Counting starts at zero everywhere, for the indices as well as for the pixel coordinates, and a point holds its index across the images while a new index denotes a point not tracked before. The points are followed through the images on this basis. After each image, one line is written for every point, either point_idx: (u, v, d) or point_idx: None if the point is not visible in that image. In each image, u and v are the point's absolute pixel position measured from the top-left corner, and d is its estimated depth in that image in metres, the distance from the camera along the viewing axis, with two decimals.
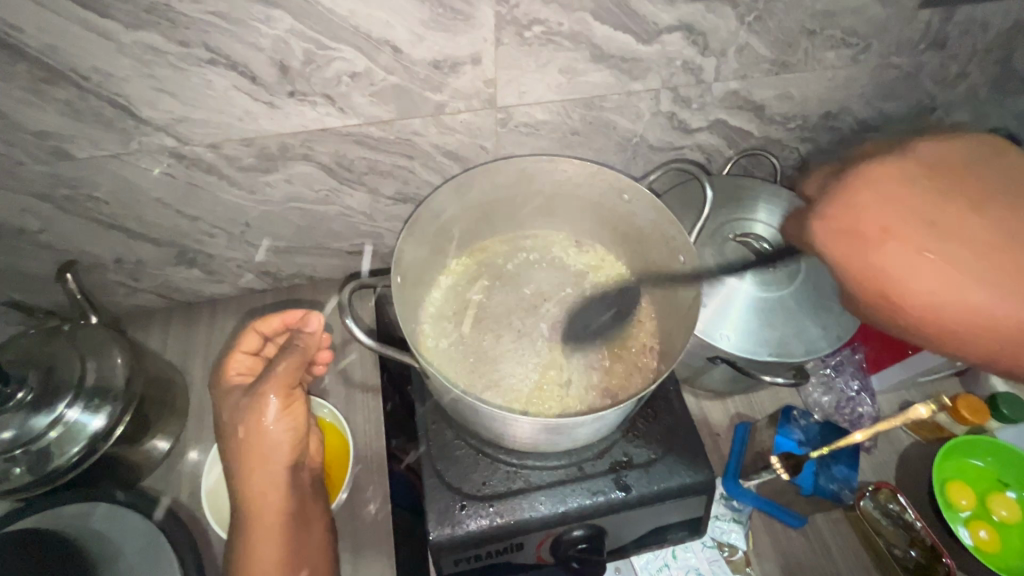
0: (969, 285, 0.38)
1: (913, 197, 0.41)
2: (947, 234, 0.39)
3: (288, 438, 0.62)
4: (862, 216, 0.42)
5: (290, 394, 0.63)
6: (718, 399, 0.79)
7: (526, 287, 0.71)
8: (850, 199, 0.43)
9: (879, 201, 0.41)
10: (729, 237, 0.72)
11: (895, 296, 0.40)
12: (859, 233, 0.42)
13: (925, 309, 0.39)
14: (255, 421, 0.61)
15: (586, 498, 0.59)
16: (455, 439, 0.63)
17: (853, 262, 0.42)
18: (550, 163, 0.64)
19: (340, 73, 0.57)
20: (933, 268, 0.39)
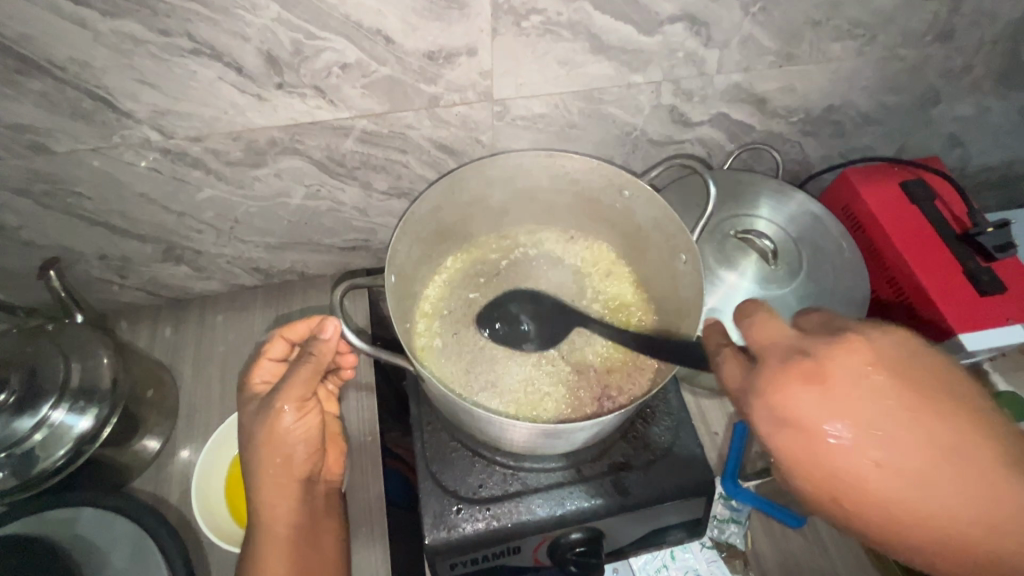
0: (929, 497, 0.36)
1: (870, 408, 0.38)
2: (905, 483, 0.36)
3: (301, 452, 0.58)
4: (816, 429, 0.38)
5: (307, 405, 0.58)
6: (717, 397, 0.78)
7: (525, 285, 0.70)
8: (791, 396, 0.39)
9: (837, 425, 0.38)
10: (730, 234, 0.71)
11: (864, 494, 0.37)
12: (809, 438, 0.38)
13: (873, 505, 0.38)
14: (268, 434, 0.57)
15: (584, 501, 0.58)
16: (450, 441, 0.62)
17: (805, 466, 0.39)
18: (549, 158, 0.62)
19: (331, 65, 0.54)
20: (895, 486, 0.37)
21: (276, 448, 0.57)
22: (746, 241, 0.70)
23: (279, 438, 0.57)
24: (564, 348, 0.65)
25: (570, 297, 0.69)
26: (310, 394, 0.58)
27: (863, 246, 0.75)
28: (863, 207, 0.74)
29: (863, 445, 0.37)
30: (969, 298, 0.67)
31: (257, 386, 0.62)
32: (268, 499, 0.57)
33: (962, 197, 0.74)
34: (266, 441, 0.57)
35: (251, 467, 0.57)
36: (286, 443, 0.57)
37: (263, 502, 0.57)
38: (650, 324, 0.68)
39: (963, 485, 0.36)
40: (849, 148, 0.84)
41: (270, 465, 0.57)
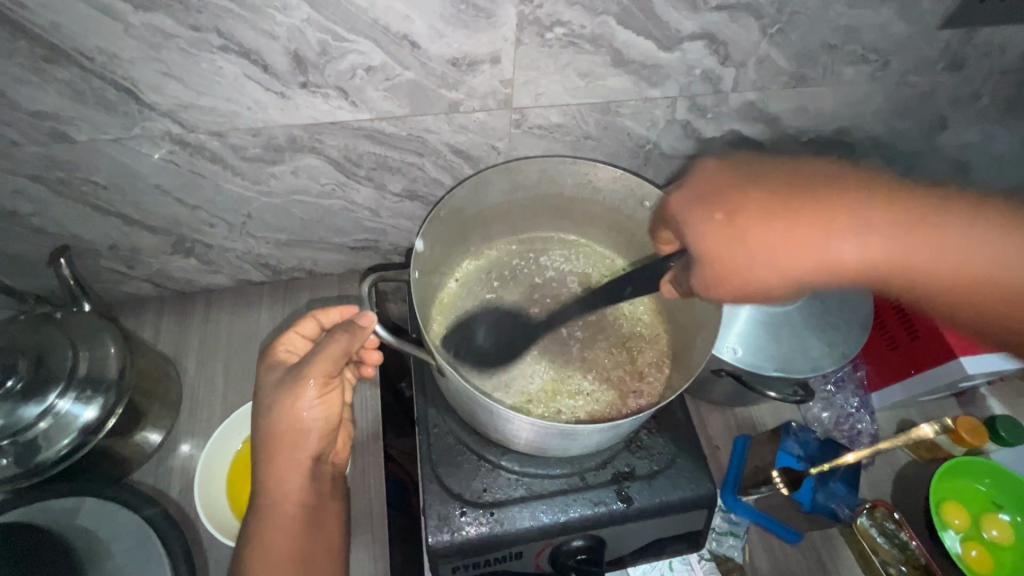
0: (855, 249, 0.48)
1: (865, 222, 0.48)
2: (891, 224, 0.48)
3: (318, 430, 0.57)
4: (832, 251, 0.48)
5: (330, 383, 0.57)
6: (718, 410, 0.79)
7: (539, 290, 0.70)
8: (713, 186, 0.53)
9: (787, 223, 0.49)
10: None
11: (857, 270, 0.49)
12: (735, 220, 0.50)
13: (957, 285, 0.48)
14: (287, 408, 0.56)
15: (587, 508, 0.59)
16: (456, 444, 0.62)
17: (796, 264, 0.49)
18: (574, 166, 0.62)
19: (355, 66, 0.55)
20: (815, 243, 0.48)
21: (293, 423, 0.56)
22: None
23: (297, 411, 0.56)
24: (581, 356, 0.65)
25: (586, 307, 0.69)
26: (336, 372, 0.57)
27: None
28: None
29: (882, 240, 0.48)
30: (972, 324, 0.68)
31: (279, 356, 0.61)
32: (281, 472, 0.56)
33: None
34: (286, 412, 0.56)
35: (264, 438, 0.57)
36: (304, 417, 0.56)
37: (274, 482, 0.56)
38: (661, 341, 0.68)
39: (920, 247, 0.48)
40: None
41: (283, 440, 0.56)
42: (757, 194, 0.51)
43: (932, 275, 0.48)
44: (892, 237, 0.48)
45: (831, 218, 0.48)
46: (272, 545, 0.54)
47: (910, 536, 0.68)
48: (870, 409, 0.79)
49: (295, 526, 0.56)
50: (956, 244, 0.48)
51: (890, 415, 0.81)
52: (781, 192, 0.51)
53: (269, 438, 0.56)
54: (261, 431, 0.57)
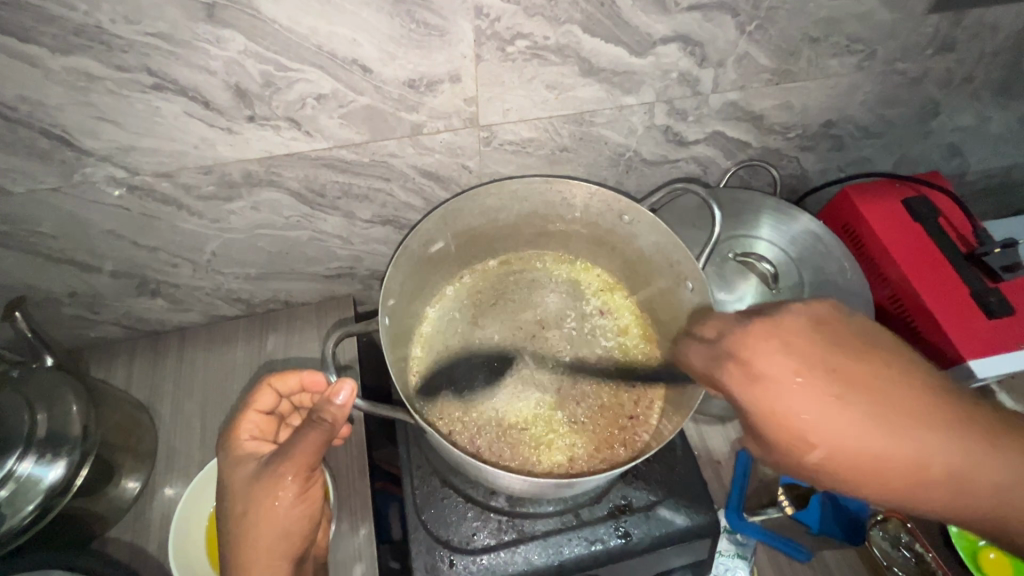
0: (808, 404, 0.38)
1: (819, 393, 0.38)
2: (853, 410, 0.38)
3: (302, 528, 0.49)
4: (791, 414, 0.38)
5: (311, 476, 0.50)
6: (718, 424, 0.76)
7: (525, 314, 0.66)
8: (754, 351, 0.41)
9: (779, 388, 0.39)
10: (729, 256, 0.69)
11: (864, 456, 0.37)
12: (763, 376, 0.40)
13: (911, 479, 0.38)
14: (266, 509, 0.47)
15: (583, 548, 0.55)
16: (442, 486, 0.59)
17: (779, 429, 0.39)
18: (546, 184, 0.59)
19: (304, 96, 0.51)
20: (788, 400, 0.38)
21: (276, 528, 0.47)
22: (746, 265, 0.69)
23: (279, 514, 0.48)
24: (570, 384, 0.62)
25: (573, 328, 0.65)
26: (317, 464, 0.50)
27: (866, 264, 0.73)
28: (863, 224, 0.72)
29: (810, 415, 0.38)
30: (974, 319, 0.64)
31: (244, 445, 0.53)
32: None
33: (964, 210, 0.71)
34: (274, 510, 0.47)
35: (236, 549, 0.47)
36: (289, 520, 0.48)
37: None
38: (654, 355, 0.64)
39: (883, 429, 0.37)
40: (848, 161, 0.82)
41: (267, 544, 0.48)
42: (761, 333, 0.41)
43: (904, 468, 0.38)
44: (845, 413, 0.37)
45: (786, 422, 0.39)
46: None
47: (925, 548, 0.64)
48: None
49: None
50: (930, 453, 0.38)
51: None
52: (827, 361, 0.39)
53: (249, 547, 0.47)
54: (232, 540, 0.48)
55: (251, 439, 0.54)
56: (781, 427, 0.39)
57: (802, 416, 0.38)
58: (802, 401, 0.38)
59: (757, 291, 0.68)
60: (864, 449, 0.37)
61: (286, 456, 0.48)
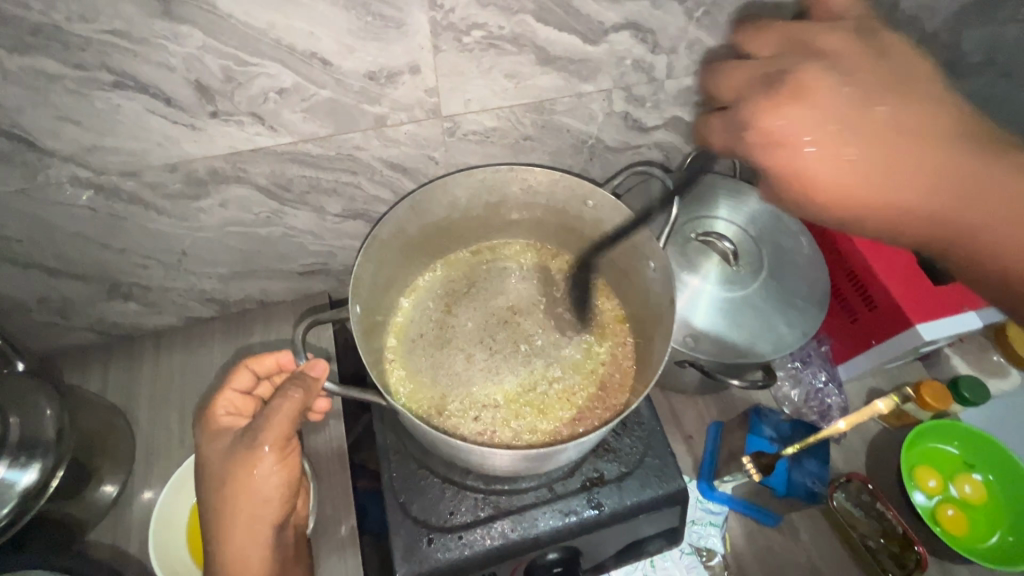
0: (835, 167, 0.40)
1: (857, 151, 0.40)
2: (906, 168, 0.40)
3: (281, 498, 0.49)
4: (802, 157, 0.41)
5: (288, 445, 0.50)
6: (689, 400, 0.78)
7: (498, 301, 0.67)
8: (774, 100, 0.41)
9: (831, 143, 0.40)
10: (691, 237, 0.72)
11: (840, 202, 0.41)
12: (769, 128, 0.41)
13: (898, 220, 0.41)
14: (243, 482, 0.47)
15: (558, 520, 0.57)
16: (419, 468, 0.60)
17: (782, 167, 0.41)
18: (510, 172, 0.60)
19: (266, 90, 0.52)
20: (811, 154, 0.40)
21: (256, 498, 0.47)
22: (708, 244, 0.71)
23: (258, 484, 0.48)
24: (543, 366, 0.62)
25: (546, 313, 0.66)
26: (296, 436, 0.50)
27: (823, 240, 0.75)
28: None
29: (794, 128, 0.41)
30: (926, 289, 0.67)
31: (222, 420, 0.53)
32: (239, 548, 0.47)
33: None
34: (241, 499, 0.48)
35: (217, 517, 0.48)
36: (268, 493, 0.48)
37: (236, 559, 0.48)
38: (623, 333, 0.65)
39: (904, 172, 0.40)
40: None
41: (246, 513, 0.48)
42: (798, 105, 0.41)
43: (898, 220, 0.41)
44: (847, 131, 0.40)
45: (824, 100, 0.41)
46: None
47: (886, 506, 0.67)
48: (837, 382, 0.77)
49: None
50: (927, 162, 0.40)
51: (859, 385, 0.79)
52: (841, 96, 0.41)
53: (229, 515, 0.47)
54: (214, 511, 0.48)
55: (229, 418, 0.53)
56: (793, 180, 0.41)
57: (830, 167, 0.40)
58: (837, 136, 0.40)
59: (719, 268, 0.70)
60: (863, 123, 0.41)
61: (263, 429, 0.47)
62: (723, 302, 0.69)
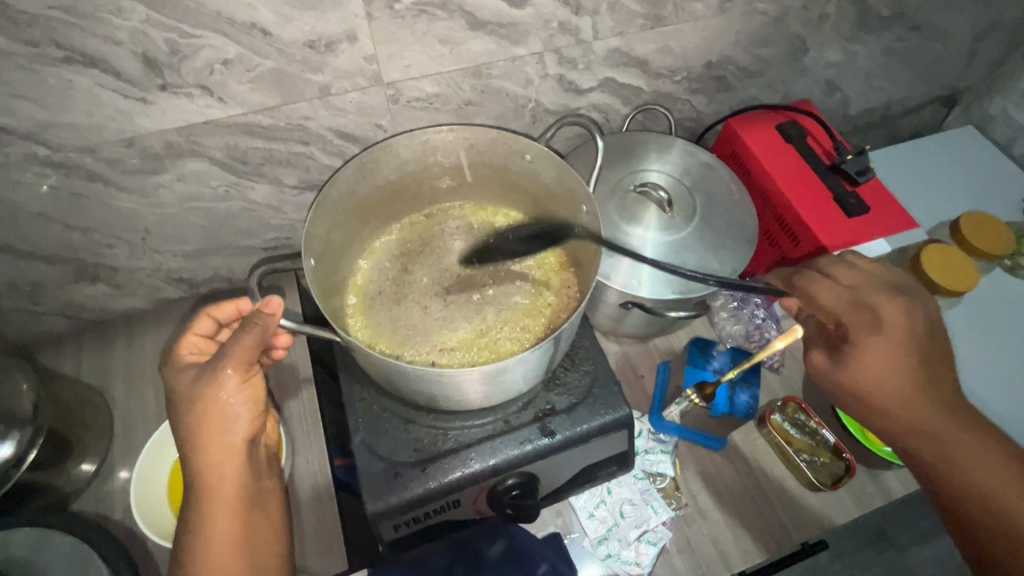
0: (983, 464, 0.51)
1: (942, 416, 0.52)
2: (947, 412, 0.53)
3: (249, 416, 0.52)
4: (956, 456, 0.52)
5: (251, 368, 0.53)
6: (640, 344, 0.84)
7: (450, 258, 0.71)
8: (870, 363, 0.52)
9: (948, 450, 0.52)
10: (629, 189, 0.77)
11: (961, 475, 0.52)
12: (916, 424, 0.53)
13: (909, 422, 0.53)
14: (211, 401, 0.50)
15: (515, 448, 0.62)
16: (383, 412, 0.64)
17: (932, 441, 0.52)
18: (450, 133, 0.65)
19: (211, 61, 0.56)
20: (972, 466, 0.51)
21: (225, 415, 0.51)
22: (644, 195, 0.77)
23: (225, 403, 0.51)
24: (496, 313, 0.66)
25: (496, 265, 0.70)
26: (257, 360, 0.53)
27: (752, 187, 0.81)
28: (747, 151, 0.81)
29: (877, 364, 0.52)
30: (839, 219, 0.74)
31: (186, 361, 0.56)
32: (210, 461, 0.50)
33: (828, 133, 0.82)
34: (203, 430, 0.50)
35: (188, 436, 0.50)
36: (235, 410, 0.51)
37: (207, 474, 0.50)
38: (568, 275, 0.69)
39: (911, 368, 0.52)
40: (736, 101, 0.92)
41: (216, 431, 0.51)
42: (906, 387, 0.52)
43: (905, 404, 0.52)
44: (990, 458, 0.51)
45: (862, 318, 0.54)
46: (216, 536, 0.49)
47: (817, 423, 0.75)
48: (774, 319, 0.85)
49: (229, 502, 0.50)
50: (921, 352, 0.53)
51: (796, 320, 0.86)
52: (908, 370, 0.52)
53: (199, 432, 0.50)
54: (184, 434, 0.51)
55: (194, 357, 0.56)
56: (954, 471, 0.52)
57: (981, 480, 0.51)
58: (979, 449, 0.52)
59: (656, 216, 0.76)
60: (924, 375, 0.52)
61: (226, 352, 0.51)
62: (660, 246, 0.74)
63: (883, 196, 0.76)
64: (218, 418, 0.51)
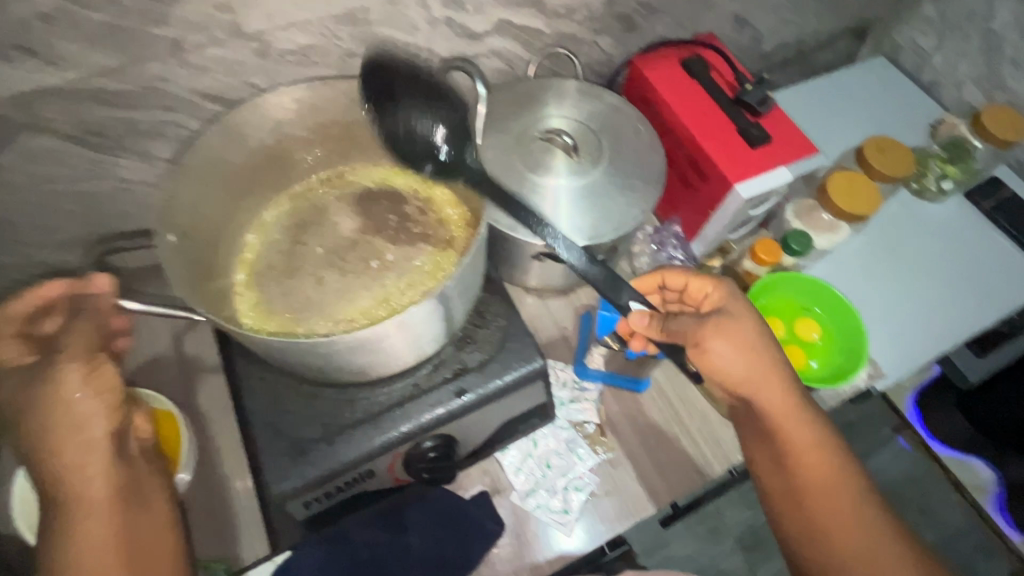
0: (818, 464, 0.60)
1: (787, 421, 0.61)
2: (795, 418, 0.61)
3: (103, 411, 0.48)
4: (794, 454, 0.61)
5: (96, 358, 0.50)
6: (563, 296, 0.83)
7: (346, 224, 0.67)
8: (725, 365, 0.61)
9: (788, 446, 0.61)
10: (535, 137, 0.74)
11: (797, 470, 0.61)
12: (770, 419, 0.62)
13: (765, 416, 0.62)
14: (56, 404, 0.46)
15: (426, 412, 0.60)
16: (286, 390, 0.61)
17: (781, 434, 0.62)
18: (324, 86, 0.60)
19: (26, 17, 0.49)
20: (808, 464, 0.60)
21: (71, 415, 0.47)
22: (549, 141, 0.74)
23: (71, 401, 0.47)
24: (396, 278, 0.63)
25: (394, 228, 0.67)
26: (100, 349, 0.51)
27: (659, 126, 0.80)
28: (652, 88, 0.79)
29: (731, 347, 0.60)
30: (741, 152, 0.73)
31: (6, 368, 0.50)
32: (68, 464, 0.46)
33: (731, 65, 0.80)
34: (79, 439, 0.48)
35: (36, 441, 0.46)
36: (80, 408, 0.47)
37: (65, 478, 0.47)
38: (462, 233, 0.66)
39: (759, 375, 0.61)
40: (645, 40, 0.89)
41: (65, 434, 0.46)
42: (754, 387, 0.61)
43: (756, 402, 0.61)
44: (810, 428, 0.61)
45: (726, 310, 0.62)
46: (94, 539, 0.46)
47: None
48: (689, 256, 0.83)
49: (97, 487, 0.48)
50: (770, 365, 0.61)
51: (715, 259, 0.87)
52: (755, 375, 0.61)
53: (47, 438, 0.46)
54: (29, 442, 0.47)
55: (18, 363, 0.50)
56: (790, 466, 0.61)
57: (814, 473, 0.60)
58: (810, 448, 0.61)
59: (564, 163, 0.73)
60: (767, 383, 0.61)
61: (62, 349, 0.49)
62: (568, 191, 0.72)
63: (786, 124, 0.76)
64: (65, 420, 0.47)
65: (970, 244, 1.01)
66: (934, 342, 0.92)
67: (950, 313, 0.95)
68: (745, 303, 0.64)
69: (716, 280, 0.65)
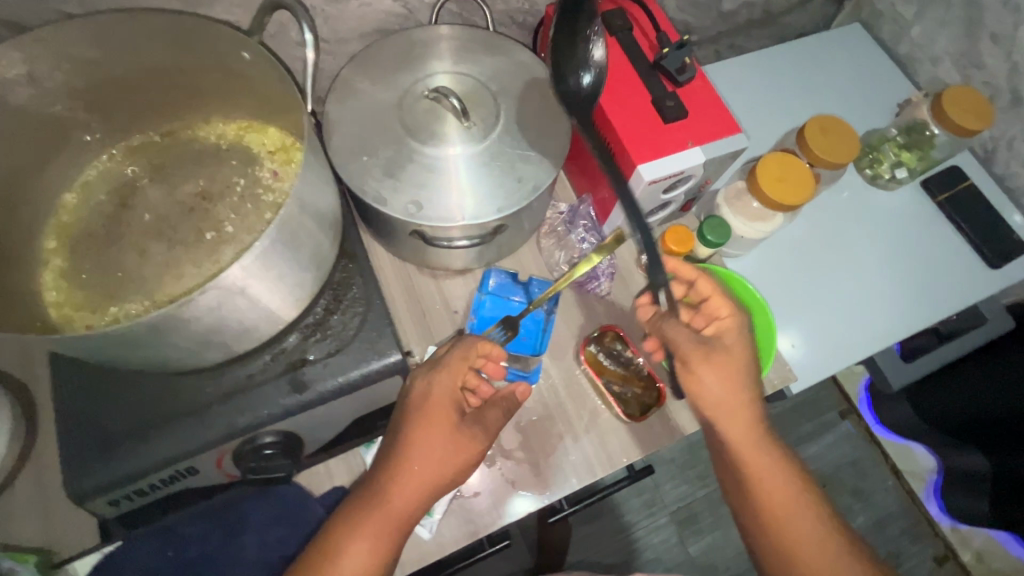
0: (782, 495, 0.62)
1: (764, 459, 0.63)
2: (766, 457, 0.63)
3: None
4: (762, 484, 0.62)
5: None
6: (459, 276, 0.75)
7: (184, 187, 0.58)
8: (703, 388, 0.64)
9: (756, 479, 0.63)
10: (422, 96, 0.65)
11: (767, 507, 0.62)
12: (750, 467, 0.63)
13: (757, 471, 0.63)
14: None
15: (256, 409, 0.53)
16: (101, 372, 0.54)
17: (745, 467, 0.63)
18: (131, 21, 0.49)
19: None
20: (785, 509, 0.62)
21: None
22: (438, 103, 0.64)
23: None
24: (235, 254, 0.55)
25: (238, 195, 0.57)
26: None
27: None
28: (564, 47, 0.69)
29: (718, 380, 0.63)
30: (651, 126, 0.65)
31: None
32: None
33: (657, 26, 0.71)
34: (411, 444, 0.56)
35: None
36: None
37: None
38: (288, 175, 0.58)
39: (742, 409, 0.63)
40: None
41: None
42: (730, 418, 0.63)
43: (737, 434, 0.64)
44: (780, 470, 0.63)
45: (726, 334, 0.65)
46: None
47: (633, 353, 0.73)
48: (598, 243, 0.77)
49: (380, 550, 0.54)
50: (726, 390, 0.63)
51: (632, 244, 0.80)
52: (721, 409, 0.63)
53: None
54: None
55: None
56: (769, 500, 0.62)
57: (776, 502, 0.62)
58: (773, 477, 0.62)
59: (450, 129, 0.63)
60: (733, 404, 0.63)
61: None
62: (452, 161, 0.62)
63: (709, 96, 0.67)
64: None
65: (920, 239, 0.94)
66: (874, 339, 0.87)
67: (895, 308, 0.89)
68: (748, 337, 0.66)
69: (732, 309, 0.66)
